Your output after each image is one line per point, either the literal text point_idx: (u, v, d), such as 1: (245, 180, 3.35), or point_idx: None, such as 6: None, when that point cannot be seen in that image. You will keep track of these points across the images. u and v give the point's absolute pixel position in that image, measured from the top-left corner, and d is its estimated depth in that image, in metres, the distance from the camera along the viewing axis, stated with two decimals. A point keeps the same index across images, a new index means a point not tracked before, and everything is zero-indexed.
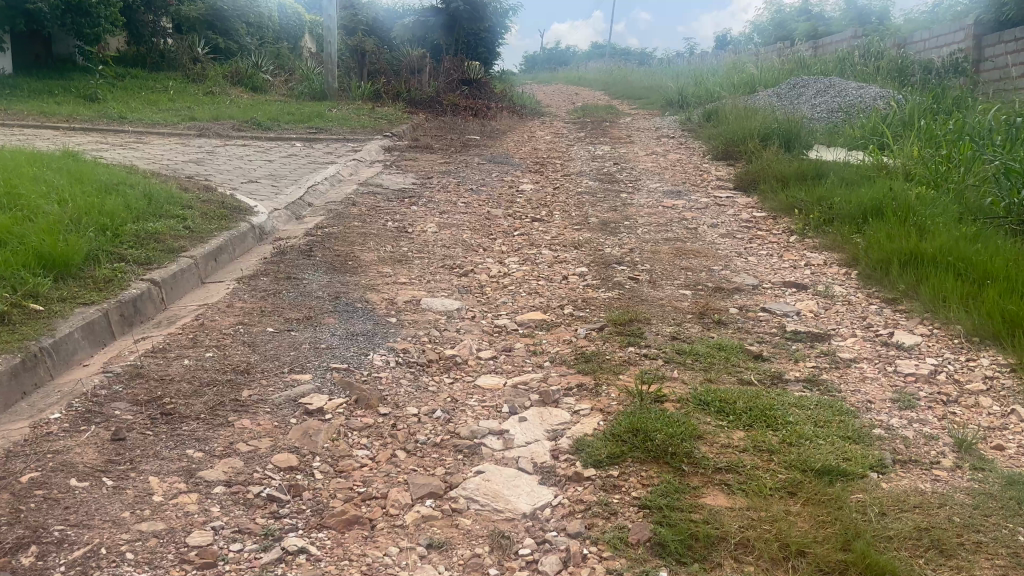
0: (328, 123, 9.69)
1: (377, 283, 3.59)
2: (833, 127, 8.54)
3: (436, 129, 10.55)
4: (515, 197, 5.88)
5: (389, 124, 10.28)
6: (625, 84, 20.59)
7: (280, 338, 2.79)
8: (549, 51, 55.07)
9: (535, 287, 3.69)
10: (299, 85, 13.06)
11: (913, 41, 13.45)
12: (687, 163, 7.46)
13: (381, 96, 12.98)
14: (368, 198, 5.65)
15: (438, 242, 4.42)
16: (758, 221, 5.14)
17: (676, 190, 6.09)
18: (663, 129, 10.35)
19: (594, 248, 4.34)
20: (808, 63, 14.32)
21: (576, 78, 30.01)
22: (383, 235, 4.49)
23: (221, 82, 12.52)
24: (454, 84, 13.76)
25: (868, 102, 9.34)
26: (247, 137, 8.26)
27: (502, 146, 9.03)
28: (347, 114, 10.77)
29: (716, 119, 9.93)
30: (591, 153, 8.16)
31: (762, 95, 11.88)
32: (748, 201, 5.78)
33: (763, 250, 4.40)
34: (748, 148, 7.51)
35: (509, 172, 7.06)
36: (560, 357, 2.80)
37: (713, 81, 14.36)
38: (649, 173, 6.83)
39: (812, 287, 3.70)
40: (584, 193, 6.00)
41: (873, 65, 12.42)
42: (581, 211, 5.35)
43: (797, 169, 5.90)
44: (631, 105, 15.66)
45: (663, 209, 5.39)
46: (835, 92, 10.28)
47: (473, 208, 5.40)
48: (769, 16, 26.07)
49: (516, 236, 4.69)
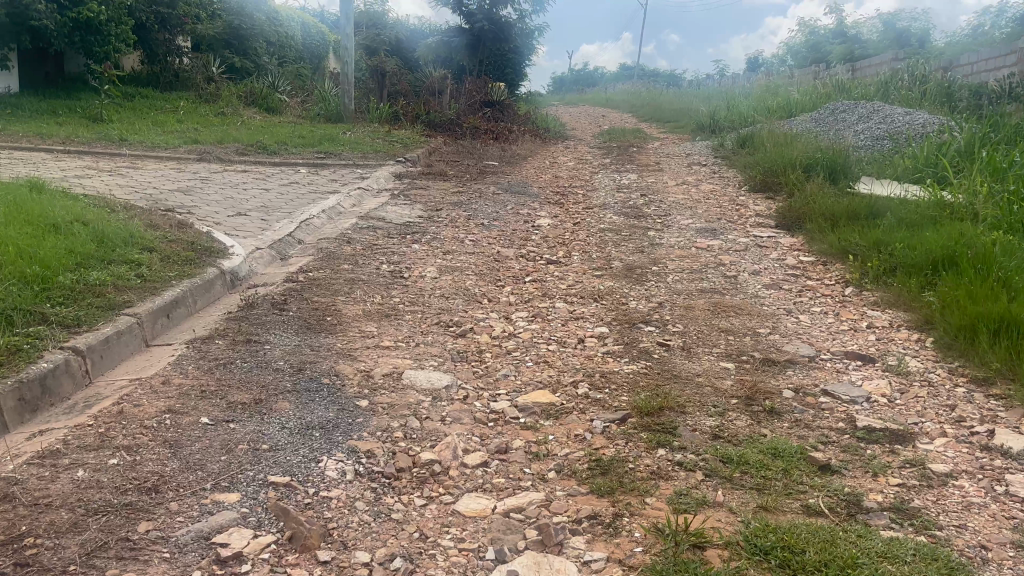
0: (340, 147, 9.20)
1: (354, 349, 3.01)
2: (880, 157, 7.86)
3: (453, 153, 10.03)
4: (529, 234, 5.30)
5: (403, 147, 9.78)
6: (655, 107, 19.99)
7: (211, 435, 2.20)
8: (577, 74, 54.87)
9: (544, 353, 3.08)
10: (315, 106, 12.63)
11: (960, 64, 12.71)
12: (721, 195, 6.84)
13: (400, 118, 12.51)
14: (366, 233, 5.09)
15: (436, 291, 3.84)
16: (805, 268, 4.49)
17: (710, 227, 5.47)
18: (693, 156, 9.74)
19: (616, 300, 3.74)
20: (846, 86, 13.62)
21: (604, 100, 29.51)
22: (373, 282, 3.92)
23: (235, 103, 12.13)
24: (476, 107, 13.44)
25: (918, 130, 8.65)
26: (250, 163, 7.77)
27: (521, 173, 8.47)
28: (361, 137, 10.30)
29: (752, 146, 9.30)
30: (616, 182, 7.56)
31: (800, 119, 11.23)
32: (792, 242, 5.14)
33: (814, 307, 3.76)
34: (788, 180, 6.87)
35: (526, 204, 6.49)
36: (568, 464, 2.18)
37: (746, 105, 13.71)
38: (679, 207, 6.22)
39: (881, 359, 3.05)
40: (607, 229, 5.41)
41: (917, 89, 11.71)
42: (603, 252, 4.75)
43: (847, 206, 5.26)
44: (660, 129, 15.06)
45: (693, 251, 4.76)
46: (880, 118, 9.62)
47: (481, 247, 4.82)
48: (803, 37, 25.38)
49: (526, 283, 4.10)
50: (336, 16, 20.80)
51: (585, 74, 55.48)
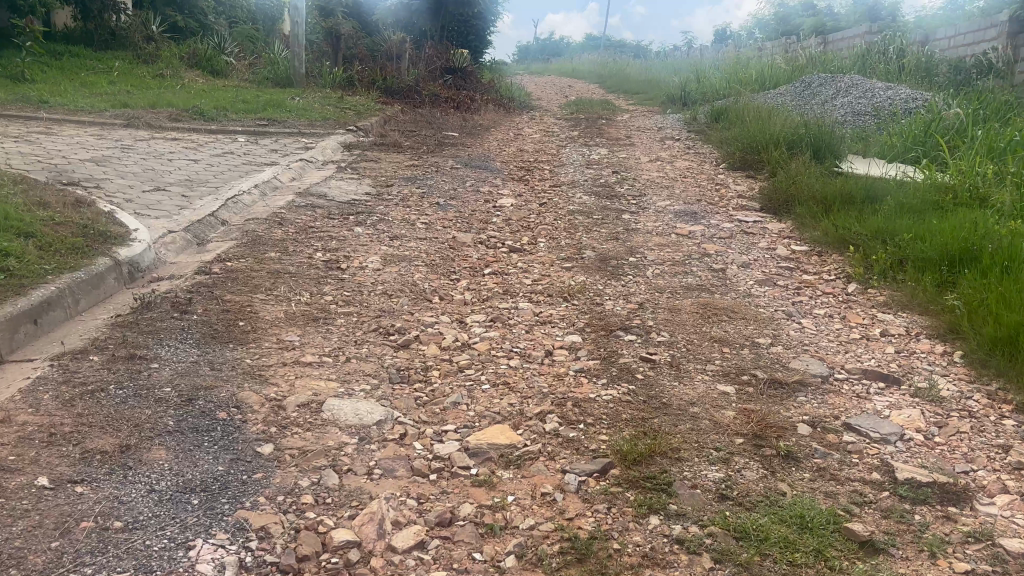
0: (286, 113, 8.49)
1: (266, 369, 2.42)
2: (864, 134, 7.40)
3: (411, 122, 9.38)
4: (489, 216, 4.72)
5: (357, 115, 9.12)
6: (623, 78, 19.41)
7: (46, 507, 1.61)
8: (543, 44, 54.08)
9: (504, 371, 2.51)
10: (264, 69, 11.84)
11: (937, 38, 12.28)
12: (699, 173, 6.32)
13: (354, 84, 11.76)
14: (303, 213, 4.48)
15: (378, 287, 3.25)
16: (800, 260, 3.99)
17: (689, 210, 4.95)
18: (665, 129, 9.22)
19: (589, 300, 3.20)
20: (820, 59, 13.14)
21: (570, 69, 28.87)
22: (303, 275, 3.32)
23: (176, 64, 11.29)
24: (436, 73, 12.78)
25: (902, 105, 8.21)
26: (183, 130, 7.04)
27: (483, 145, 7.87)
28: (311, 103, 9.59)
29: (726, 120, 8.79)
30: (585, 157, 6.99)
31: (775, 92, 10.75)
32: (781, 228, 4.64)
33: (817, 309, 3.25)
34: (770, 157, 6.36)
35: (486, 180, 5.91)
36: (532, 545, 1.63)
37: (718, 77, 13.21)
38: (655, 187, 5.68)
39: (907, 380, 2.54)
40: (576, 211, 4.85)
41: (894, 63, 11.27)
42: (572, 240, 4.20)
43: (840, 187, 4.76)
44: (628, 100, 14.53)
45: (672, 239, 4.23)
46: (861, 92, 9.16)
47: (434, 231, 4.23)
48: (772, 10, 24.90)
49: (485, 278, 3.53)
50: None
51: (551, 44, 54.54)
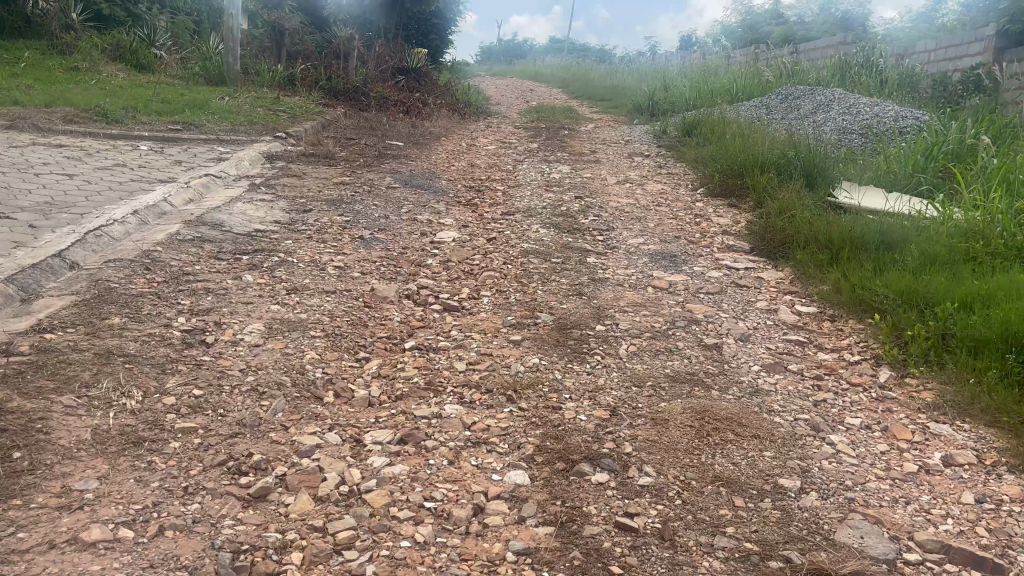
0: (208, 116, 7.50)
1: (12, 563, 1.49)
2: (853, 155, 6.65)
3: (353, 129, 8.47)
4: (423, 255, 3.83)
5: (292, 120, 8.18)
6: (587, 83, 18.67)
7: None
8: (505, 47, 53.37)
9: (405, 554, 1.61)
10: (196, 64, 10.78)
11: (916, 50, 11.64)
12: (674, 200, 5.50)
13: (295, 84, 10.78)
14: (183, 252, 3.53)
15: (247, 379, 2.32)
16: (809, 331, 3.16)
17: (666, 252, 4.12)
18: (633, 143, 8.42)
19: (544, 401, 2.31)
20: (793, 71, 12.47)
21: (532, 73, 28.08)
22: (148, 355, 2.39)
23: (95, 56, 10.18)
24: (387, 75, 11.88)
25: (891, 126, 7.51)
26: (76, 133, 6.02)
27: (430, 157, 6.98)
28: (242, 104, 8.61)
29: (701, 135, 8.01)
30: (545, 177, 6.13)
31: (749, 104, 10.03)
32: (778, 279, 3.82)
33: (849, 419, 2.41)
34: (754, 183, 5.56)
35: (426, 204, 5.01)
36: None
37: (687, 85, 12.48)
38: (624, 218, 4.84)
39: (1013, 565, 1.70)
40: (531, 251, 3.98)
41: (873, 77, 10.60)
42: (524, 295, 3.33)
43: (847, 228, 3.95)
44: (592, 108, 13.75)
45: (650, 295, 3.37)
46: (844, 109, 8.47)
47: (349, 279, 3.33)
48: (739, 16, 24.34)
49: (404, 358, 2.63)
50: None
51: (513, 45, 53.73)
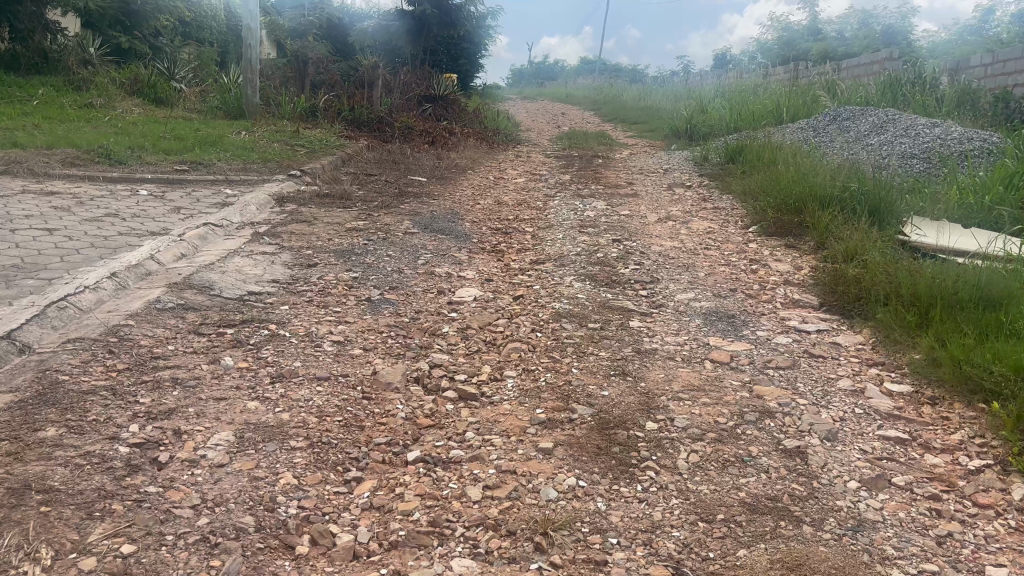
0: (220, 153, 7.10)
1: None
2: (919, 183, 6.02)
3: (375, 163, 8.03)
4: (438, 322, 3.30)
5: (310, 155, 7.76)
6: (621, 106, 18.13)
7: None
8: (536, 69, 53.19)
9: None
10: (215, 97, 10.47)
11: (970, 65, 10.92)
12: (722, 240, 4.94)
13: (318, 115, 10.41)
14: (160, 326, 3.04)
15: (199, 523, 1.79)
16: (910, 422, 2.55)
17: (721, 310, 3.55)
18: (672, 172, 7.87)
19: (583, 553, 1.75)
20: (837, 91, 11.82)
21: (563, 96, 27.64)
22: (75, 487, 1.87)
23: (112, 92, 9.91)
24: (413, 103, 11.48)
25: (957, 150, 6.86)
26: (74, 177, 5.62)
27: (454, 193, 6.49)
28: (258, 140, 8.23)
29: (746, 163, 7.42)
30: (578, 215, 5.60)
31: (795, 127, 9.42)
32: (858, 345, 3.22)
33: (992, 568, 1.80)
34: (813, 220, 4.96)
35: (446, 252, 4.50)
36: None
37: (725, 107, 11.89)
38: (669, 265, 4.27)
39: None
40: (565, 312, 3.43)
41: (928, 95, 9.92)
42: (557, 374, 2.77)
43: (937, 282, 3.32)
44: (627, 132, 13.21)
45: (710, 375, 2.80)
46: (902, 132, 7.82)
47: (348, 360, 2.80)
48: (774, 33, 23.70)
49: (405, 477, 2.08)
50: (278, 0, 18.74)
51: (544, 68, 53.52)
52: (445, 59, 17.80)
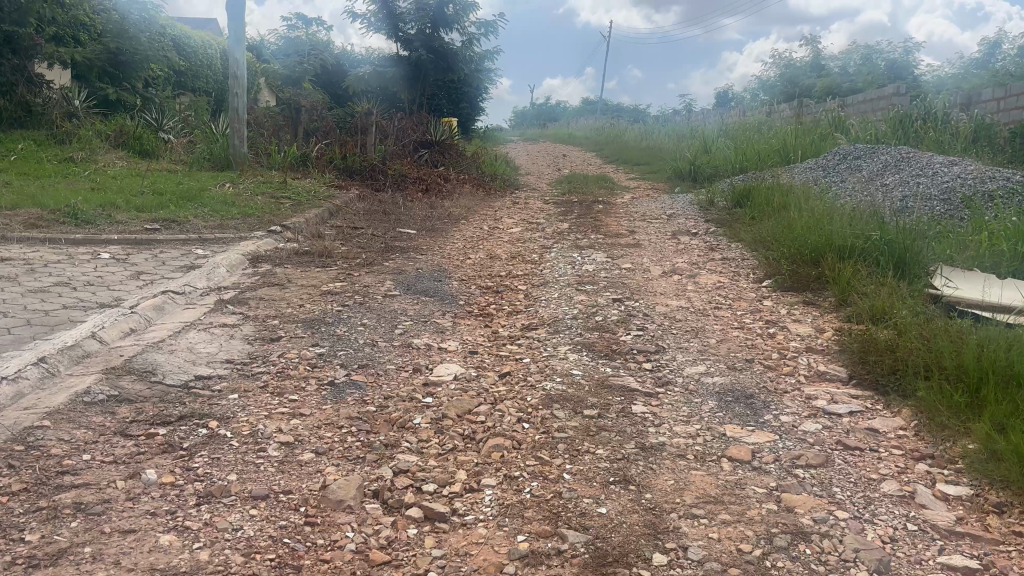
0: (198, 209, 6.73)
1: None
2: (943, 227, 5.59)
3: (364, 214, 7.65)
4: (409, 410, 2.84)
5: (295, 208, 7.38)
6: (623, 146, 17.85)
7: None
8: (539, 111, 53.36)
9: None
10: (202, 147, 10.16)
11: (981, 99, 10.56)
12: (733, 297, 4.49)
13: (308, 163, 10.07)
14: (80, 426, 2.60)
15: None
16: (975, 540, 2.08)
17: (737, 388, 3.08)
18: (676, 218, 7.47)
19: None
20: (845, 128, 11.47)
21: (566, 136, 27.45)
22: None
23: (95, 146, 9.61)
24: (408, 149, 11.15)
25: (980, 191, 6.44)
26: (33, 240, 5.23)
27: (444, 247, 6.08)
28: (241, 192, 7.87)
29: (753, 207, 7.01)
30: (576, 270, 5.16)
31: (803, 167, 9.04)
32: (900, 431, 2.75)
33: None
34: (833, 273, 4.51)
35: (428, 317, 4.06)
36: None
37: (730, 146, 11.53)
38: (676, 329, 3.82)
39: None
40: (557, 392, 2.98)
41: (941, 131, 9.54)
42: (544, 481, 2.31)
43: (987, 352, 2.85)
44: (629, 174, 12.86)
45: (728, 479, 2.33)
46: (917, 171, 7.42)
47: (295, 471, 2.35)
48: (776, 70, 23.48)
49: None
50: (275, 49, 18.66)
51: (547, 109, 53.62)
52: (444, 103, 17.58)
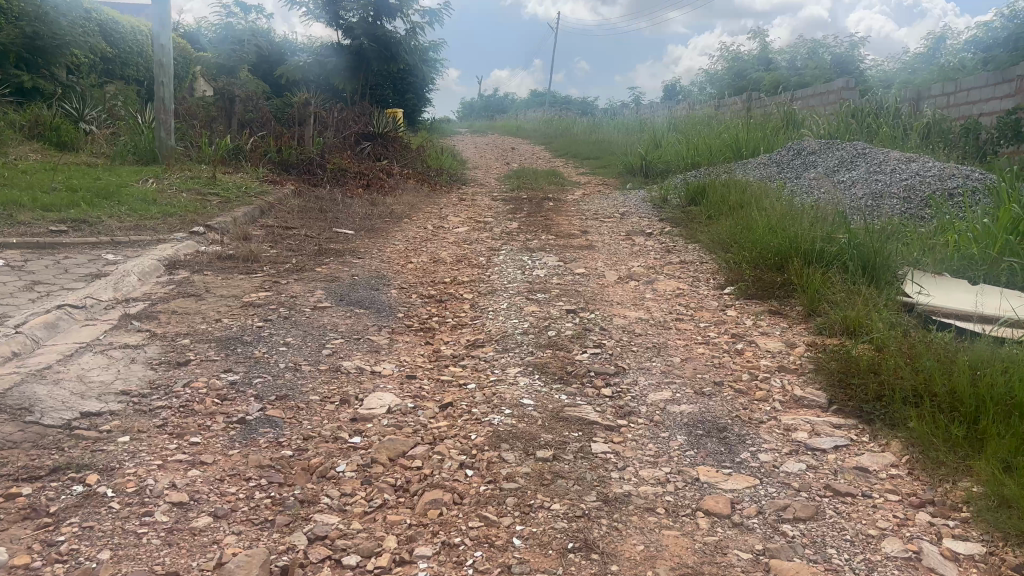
0: (113, 207, 6.17)
1: None
2: (908, 228, 5.34)
3: (298, 212, 7.15)
4: (333, 456, 2.42)
5: (223, 206, 6.86)
6: (573, 139, 17.55)
7: None
8: (486, 102, 52.89)
9: None
10: (125, 139, 9.50)
11: (932, 94, 10.48)
12: (695, 307, 4.16)
13: (241, 156, 9.50)
14: None
15: None
16: None
17: (708, 418, 2.73)
18: (629, 216, 7.15)
19: None
20: (797, 122, 11.29)
21: (514, 129, 27.12)
22: None
23: (6, 137, 8.90)
24: (348, 142, 10.63)
25: (941, 189, 6.24)
26: None
27: (384, 249, 5.65)
28: (165, 188, 7.30)
29: (709, 205, 6.72)
30: (525, 275, 4.78)
31: (758, 162, 8.81)
32: (892, 470, 2.43)
33: None
34: (800, 280, 4.21)
35: (361, 333, 3.64)
36: None
37: (681, 140, 11.28)
38: (636, 346, 3.46)
39: None
40: (506, 426, 2.59)
41: (893, 127, 9.41)
42: (490, 550, 1.92)
43: (984, 378, 2.56)
44: (579, 168, 12.54)
45: (706, 541, 1.98)
46: (875, 167, 7.23)
47: (185, 543, 1.92)
48: (724, 63, 23.41)
49: None
50: (211, 36, 17.88)
51: (495, 101, 53.11)
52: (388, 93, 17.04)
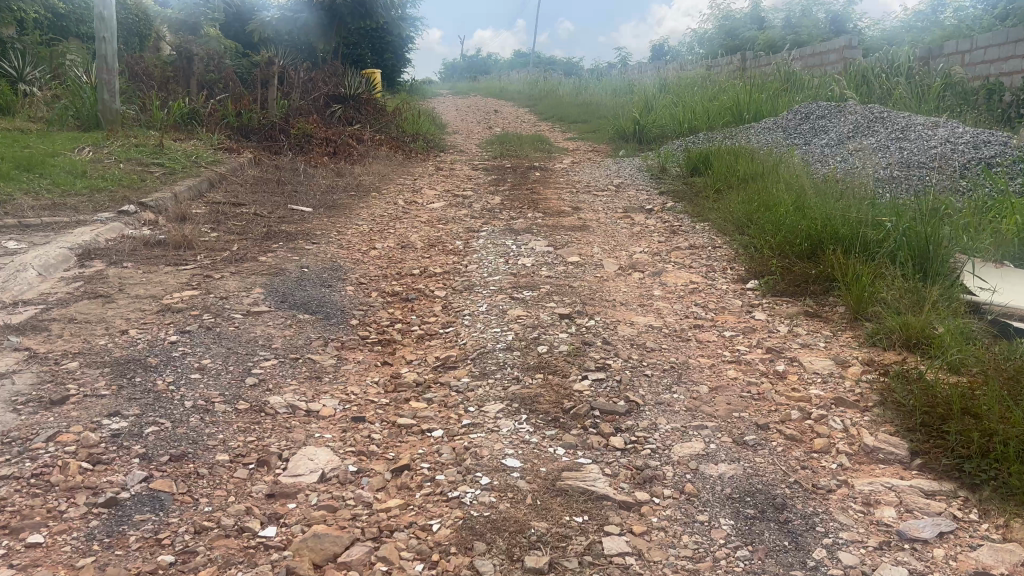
0: (33, 181, 5.33)
1: None
2: (952, 204, 4.60)
3: (252, 185, 6.34)
4: (231, 565, 1.68)
5: (166, 177, 6.03)
6: (559, 101, 16.66)
7: None
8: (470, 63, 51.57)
9: None
10: (66, 100, 8.57)
11: (944, 52, 9.70)
12: (716, 308, 3.43)
13: (196, 120, 8.62)
14: None
15: None
16: None
17: (758, 486, 2.00)
18: (625, 189, 6.39)
19: None
20: (800, 84, 10.49)
21: (497, 90, 26.11)
22: None
23: None
24: (316, 103, 9.75)
25: (979, 159, 5.49)
26: None
27: (344, 230, 4.87)
28: (100, 158, 6.45)
29: (715, 176, 5.96)
30: (508, 266, 4.02)
31: (763, 127, 8.03)
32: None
33: None
34: (841, 273, 3.48)
35: (302, 350, 2.87)
36: None
37: (676, 102, 10.46)
38: (652, 369, 2.72)
39: None
40: (480, 509, 1.85)
41: (908, 88, 8.64)
42: None
43: None
44: (566, 133, 11.72)
45: None
46: (899, 133, 6.47)
47: None
48: (714, 22, 22.46)
49: None
50: None
51: (479, 61, 51.79)
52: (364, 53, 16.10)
